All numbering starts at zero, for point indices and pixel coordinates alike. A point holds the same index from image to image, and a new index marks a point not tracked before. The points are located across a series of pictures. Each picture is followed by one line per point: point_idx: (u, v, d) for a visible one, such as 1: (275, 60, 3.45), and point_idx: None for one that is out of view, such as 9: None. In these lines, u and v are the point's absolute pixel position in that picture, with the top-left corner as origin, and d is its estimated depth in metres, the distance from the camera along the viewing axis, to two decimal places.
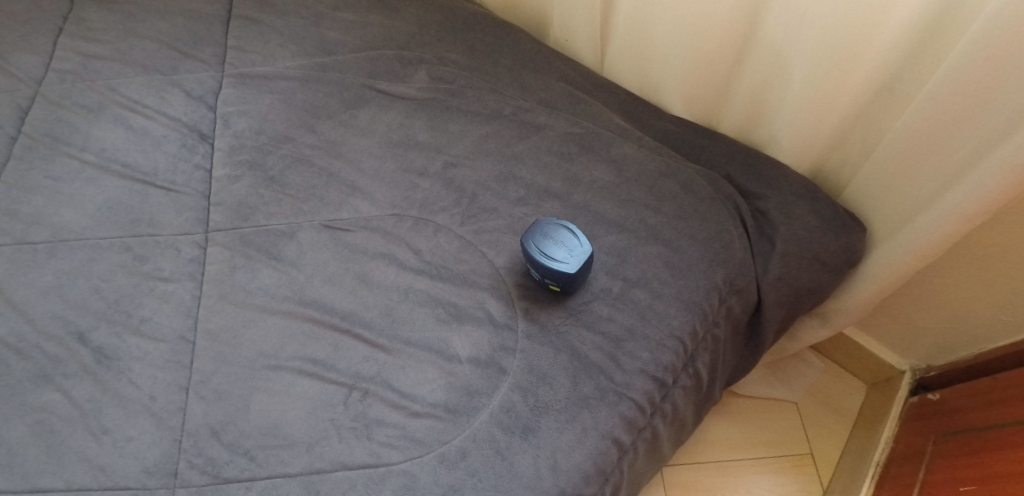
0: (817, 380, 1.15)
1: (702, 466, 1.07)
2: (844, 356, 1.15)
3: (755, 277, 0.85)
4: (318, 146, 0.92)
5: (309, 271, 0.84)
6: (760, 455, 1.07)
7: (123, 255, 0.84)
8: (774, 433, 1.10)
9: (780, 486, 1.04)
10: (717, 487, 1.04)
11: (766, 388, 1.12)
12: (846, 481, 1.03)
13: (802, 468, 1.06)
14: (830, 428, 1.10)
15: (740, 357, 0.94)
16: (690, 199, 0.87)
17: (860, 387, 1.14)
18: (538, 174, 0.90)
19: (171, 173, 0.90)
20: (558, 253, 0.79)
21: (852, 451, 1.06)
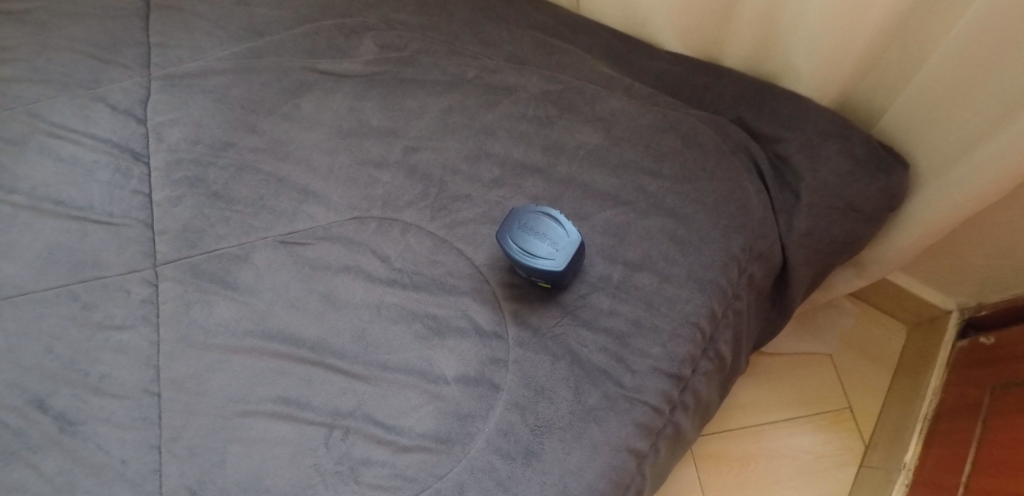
0: (852, 328, 1.06)
1: (734, 434, 1.00)
2: (882, 299, 1.06)
3: (779, 237, 0.73)
4: (261, 148, 0.81)
5: (268, 298, 0.75)
6: (793, 416, 1.01)
7: (71, 306, 0.77)
8: (808, 390, 1.02)
9: (818, 446, 0.98)
10: (750, 455, 0.98)
11: (796, 343, 1.04)
12: (890, 435, 0.96)
13: (840, 424, 1.00)
14: (868, 379, 1.03)
15: (768, 321, 0.82)
16: (695, 155, 0.74)
17: (900, 330, 1.06)
18: (513, 146, 0.77)
19: (109, 204, 0.81)
20: (542, 248, 0.67)
21: (894, 402, 0.99)
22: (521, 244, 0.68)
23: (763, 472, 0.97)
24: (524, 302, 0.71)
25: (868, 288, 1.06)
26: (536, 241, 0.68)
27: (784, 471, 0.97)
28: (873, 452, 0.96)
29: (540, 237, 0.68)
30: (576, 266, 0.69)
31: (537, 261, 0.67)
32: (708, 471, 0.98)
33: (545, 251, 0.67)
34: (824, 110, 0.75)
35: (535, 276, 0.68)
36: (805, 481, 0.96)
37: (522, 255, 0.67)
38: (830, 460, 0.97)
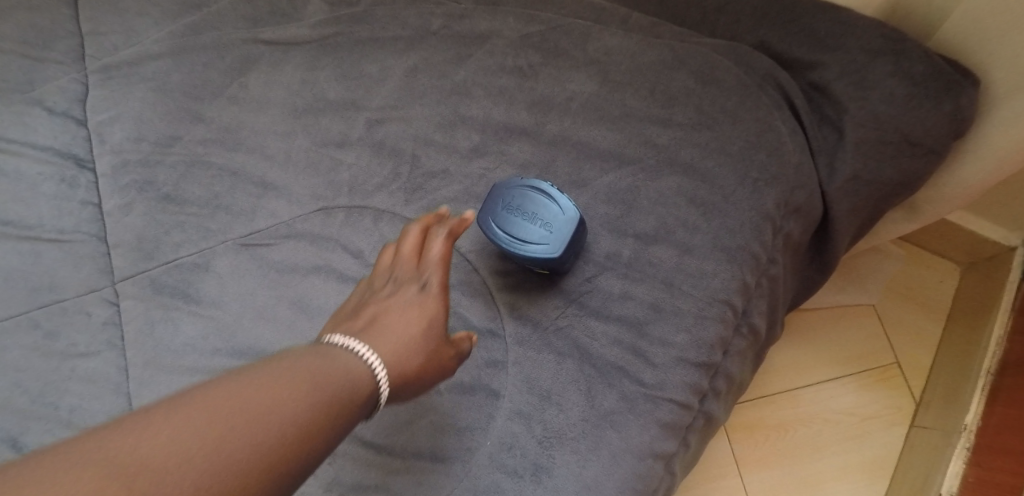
0: (898, 272, 0.94)
1: (769, 400, 0.89)
2: (930, 238, 0.93)
3: (818, 186, 0.61)
4: (211, 139, 0.71)
5: (235, 310, 0.65)
6: (834, 376, 0.89)
7: (32, 335, 0.67)
8: (851, 345, 0.91)
9: (863, 407, 0.88)
10: (788, 421, 0.88)
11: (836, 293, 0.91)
12: (945, 392, 0.85)
13: (887, 381, 0.89)
14: (917, 328, 0.91)
15: (806, 279, 0.70)
16: (712, 94, 0.61)
17: (951, 270, 0.93)
18: (493, 106, 0.65)
19: (58, 219, 0.71)
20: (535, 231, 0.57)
21: (948, 354, 0.88)
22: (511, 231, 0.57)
23: (801, 439, 0.87)
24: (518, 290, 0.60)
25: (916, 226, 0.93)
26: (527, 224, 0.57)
27: (826, 437, 0.86)
28: (926, 410, 0.86)
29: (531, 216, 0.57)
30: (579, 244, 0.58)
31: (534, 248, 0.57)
32: (742, 443, 0.87)
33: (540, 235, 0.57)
34: (871, 23, 0.60)
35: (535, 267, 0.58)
36: (850, 447, 0.86)
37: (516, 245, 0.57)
38: (877, 421, 0.87)
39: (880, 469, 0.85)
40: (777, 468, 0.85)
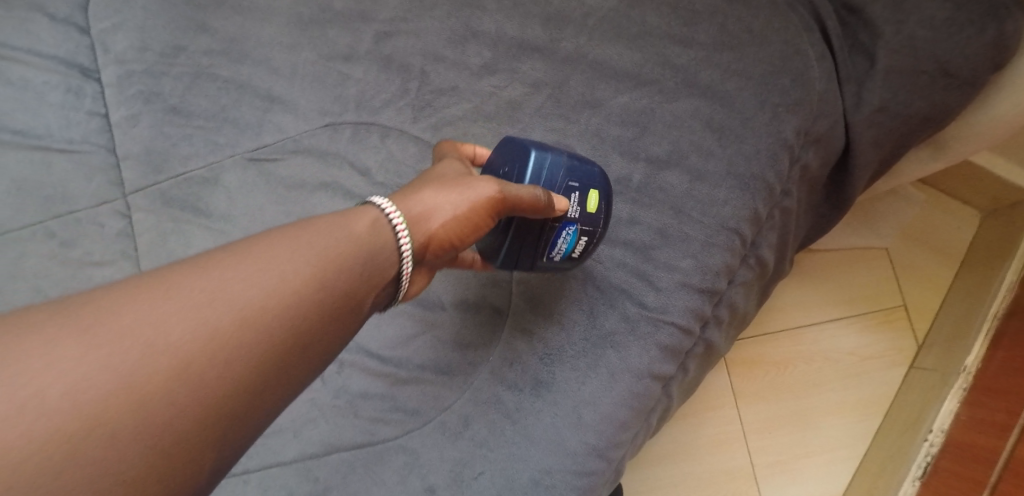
0: (915, 215, 0.88)
1: (770, 337, 0.87)
2: (952, 180, 0.86)
3: (843, 115, 0.58)
4: (215, 50, 0.70)
5: (244, 224, 0.65)
6: (838, 316, 0.87)
7: (48, 243, 0.69)
8: (862, 286, 0.87)
9: (864, 348, 0.86)
10: (788, 359, 0.86)
11: (848, 236, 0.87)
12: (948, 335, 0.83)
13: (891, 324, 0.86)
14: (929, 273, 0.87)
15: (818, 217, 0.68)
16: (739, 11, 0.58)
17: (972, 215, 0.87)
18: (505, 20, 0.62)
19: (67, 129, 0.72)
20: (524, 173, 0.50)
21: (959, 300, 0.85)
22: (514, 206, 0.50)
23: (798, 376, 0.86)
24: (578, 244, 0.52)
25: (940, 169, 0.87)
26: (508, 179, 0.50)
27: (824, 374, 0.85)
28: (928, 353, 0.84)
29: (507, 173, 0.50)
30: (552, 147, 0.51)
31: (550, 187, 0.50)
32: (739, 377, 0.86)
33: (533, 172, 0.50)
34: None
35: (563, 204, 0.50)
36: (848, 385, 0.85)
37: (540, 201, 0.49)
38: (880, 361, 0.85)
39: (875, 408, 0.84)
40: (773, 401, 0.85)
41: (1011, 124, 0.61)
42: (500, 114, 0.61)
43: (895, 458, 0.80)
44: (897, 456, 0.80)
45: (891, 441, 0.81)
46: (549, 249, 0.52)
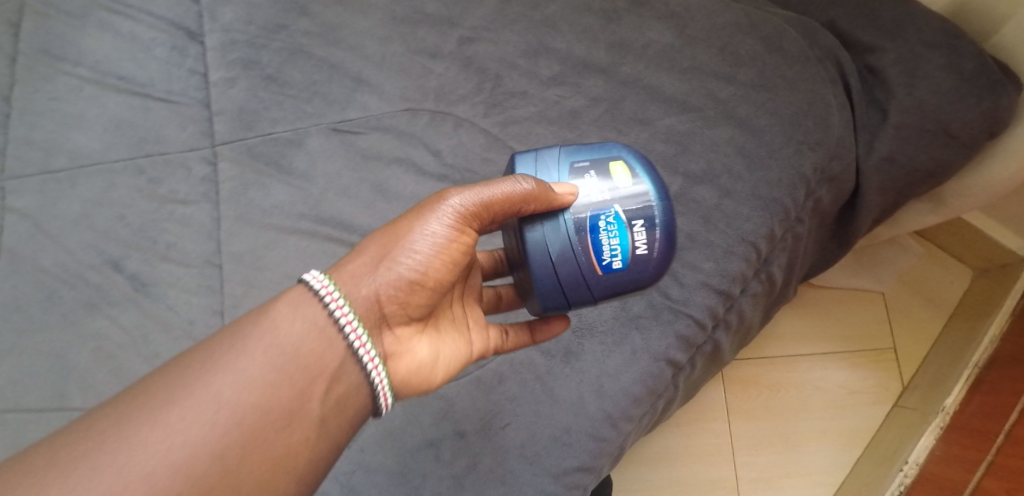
0: (912, 265, 0.97)
1: (767, 361, 0.95)
2: (949, 238, 0.95)
3: (855, 160, 0.69)
4: (313, 32, 0.79)
5: (321, 184, 0.74)
6: (830, 350, 0.95)
7: (138, 179, 0.78)
8: (855, 325, 0.96)
9: (851, 382, 0.94)
10: (783, 384, 0.94)
11: (848, 276, 0.96)
12: (932, 379, 0.91)
13: (879, 363, 0.94)
14: (919, 321, 0.95)
15: (824, 251, 0.79)
16: (776, 61, 0.68)
17: (964, 272, 0.96)
18: (576, 41, 0.72)
19: (168, 82, 0.81)
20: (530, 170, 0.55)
21: (944, 347, 0.92)
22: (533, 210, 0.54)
23: (789, 400, 0.94)
24: (633, 224, 0.53)
25: (940, 227, 0.95)
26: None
27: (814, 402, 0.93)
28: (911, 393, 0.92)
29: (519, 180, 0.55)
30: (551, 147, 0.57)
31: (555, 172, 0.55)
32: (736, 394, 0.94)
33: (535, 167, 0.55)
34: (937, 18, 0.67)
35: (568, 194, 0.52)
36: (835, 415, 0.93)
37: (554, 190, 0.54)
38: (864, 397, 0.93)
39: (857, 438, 0.92)
40: (763, 421, 0.93)
41: (1001, 186, 0.71)
42: (561, 120, 0.71)
43: (869, 485, 0.87)
44: (873, 484, 0.86)
45: (869, 471, 0.88)
46: (601, 252, 0.52)
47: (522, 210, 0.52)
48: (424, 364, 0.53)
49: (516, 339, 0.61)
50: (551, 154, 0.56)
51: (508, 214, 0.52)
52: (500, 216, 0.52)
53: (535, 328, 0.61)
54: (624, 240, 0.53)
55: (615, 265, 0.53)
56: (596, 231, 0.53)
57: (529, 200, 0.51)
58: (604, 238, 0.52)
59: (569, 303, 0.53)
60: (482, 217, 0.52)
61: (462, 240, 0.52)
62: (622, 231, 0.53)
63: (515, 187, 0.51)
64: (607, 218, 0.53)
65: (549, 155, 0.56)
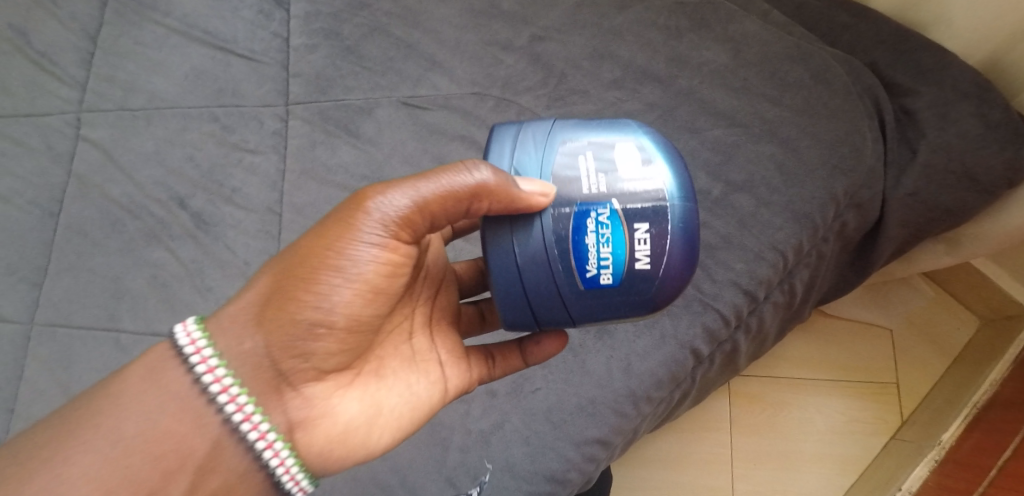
0: (921, 308, 1.01)
1: (773, 381, 1.00)
2: (959, 286, 0.99)
3: (882, 191, 0.75)
4: (395, 13, 0.85)
5: (386, 150, 0.79)
6: (834, 378, 1.00)
7: (211, 125, 0.83)
8: (860, 358, 1.00)
9: (851, 411, 0.98)
10: (785, 404, 0.99)
11: (858, 310, 1.01)
12: (930, 417, 0.95)
13: (880, 396, 0.99)
14: (923, 361, 0.99)
15: (841, 276, 0.85)
16: (820, 91, 0.74)
17: (970, 320, 1.00)
18: (638, 52, 0.79)
19: (250, 42, 0.86)
20: (521, 145, 0.55)
21: (944, 388, 0.96)
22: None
23: (790, 420, 0.98)
24: (635, 230, 0.52)
25: (950, 274, 0.99)
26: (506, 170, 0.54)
27: (814, 425, 0.98)
28: (909, 428, 0.96)
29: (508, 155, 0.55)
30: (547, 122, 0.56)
31: (546, 150, 0.54)
32: (740, 408, 0.99)
33: (526, 143, 0.55)
34: (969, 70, 0.74)
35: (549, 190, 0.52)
36: (832, 440, 0.97)
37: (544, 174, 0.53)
38: (862, 426, 0.97)
39: (852, 465, 0.96)
40: (763, 437, 0.97)
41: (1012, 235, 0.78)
42: (618, 119, 0.76)
43: None
44: None
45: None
46: (591, 260, 0.52)
47: (474, 207, 0.51)
48: (352, 421, 0.54)
49: (513, 365, 0.64)
50: (545, 130, 0.55)
51: (452, 210, 0.51)
52: (434, 215, 0.52)
53: (526, 351, 0.64)
54: (619, 246, 0.52)
55: (603, 279, 0.52)
56: (586, 234, 0.52)
57: (487, 196, 0.50)
58: (595, 242, 0.52)
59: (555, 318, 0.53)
60: (404, 226, 0.51)
61: (376, 264, 0.51)
62: (619, 234, 0.52)
63: (459, 182, 0.50)
64: (601, 219, 0.52)
65: (543, 130, 0.55)
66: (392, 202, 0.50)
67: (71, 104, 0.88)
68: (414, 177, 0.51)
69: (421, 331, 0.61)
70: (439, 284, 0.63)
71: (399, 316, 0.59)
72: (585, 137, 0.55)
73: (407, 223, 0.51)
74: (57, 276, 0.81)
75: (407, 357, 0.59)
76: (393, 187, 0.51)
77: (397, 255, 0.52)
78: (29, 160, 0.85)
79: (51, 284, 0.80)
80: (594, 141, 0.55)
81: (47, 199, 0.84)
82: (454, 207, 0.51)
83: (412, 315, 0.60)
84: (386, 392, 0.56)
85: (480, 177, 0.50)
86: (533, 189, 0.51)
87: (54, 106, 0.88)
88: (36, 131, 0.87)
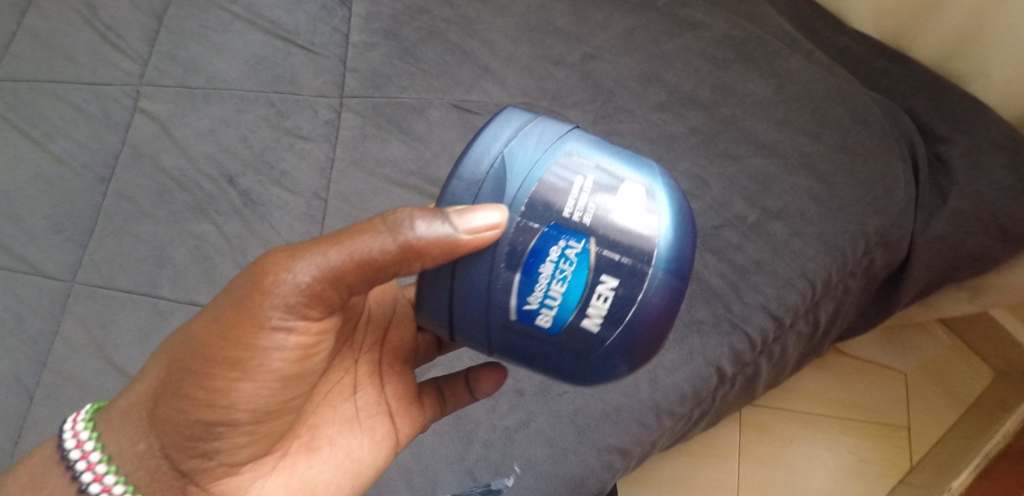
0: (936, 355, 1.03)
1: (784, 413, 1.02)
2: (977, 337, 1.01)
3: (911, 233, 0.77)
4: (453, 21, 0.88)
5: (434, 149, 0.82)
6: (845, 416, 1.01)
7: (267, 110, 0.87)
8: (873, 399, 1.02)
9: (861, 451, 0.99)
10: (795, 437, 1.00)
11: (873, 351, 1.03)
12: (940, 463, 0.95)
13: (890, 439, 1.00)
14: (936, 408, 1.01)
15: (863, 314, 0.88)
16: (858, 131, 0.77)
17: (985, 372, 1.01)
18: (685, 78, 0.82)
19: (311, 35, 0.89)
20: (519, 137, 0.52)
21: (956, 436, 0.97)
22: (496, 193, 0.50)
23: (798, 454, 0.99)
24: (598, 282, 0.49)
25: (967, 324, 1.00)
26: (497, 160, 0.51)
27: (822, 461, 0.99)
28: (918, 472, 0.96)
29: (504, 142, 0.52)
30: (556, 123, 0.54)
31: (544, 151, 0.51)
32: (750, 437, 1.00)
33: (527, 137, 0.52)
34: (1003, 124, 0.77)
35: (523, 207, 0.49)
36: (839, 478, 0.98)
37: (530, 181, 0.50)
38: (870, 467, 0.98)
39: None
40: (771, 468, 0.98)
41: None
42: (660, 140, 0.79)
43: None
44: None
45: None
46: (541, 296, 0.49)
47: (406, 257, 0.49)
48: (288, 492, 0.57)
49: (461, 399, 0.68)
50: (553, 132, 0.53)
51: (373, 272, 0.50)
52: (342, 287, 0.51)
53: (472, 389, 0.68)
54: (576, 290, 0.49)
55: (542, 317, 0.50)
56: (546, 265, 0.49)
57: (424, 245, 0.48)
58: (553, 276, 0.49)
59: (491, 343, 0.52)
60: (304, 307, 0.51)
61: (272, 352, 0.51)
62: (580, 277, 0.49)
63: (379, 244, 0.49)
64: (567, 253, 0.49)
65: (549, 131, 0.53)
66: (287, 285, 0.50)
67: (132, 77, 0.91)
68: (319, 243, 0.51)
69: (366, 384, 0.64)
70: (387, 328, 0.66)
71: (338, 373, 0.63)
72: (592, 158, 0.52)
73: (305, 304, 0.51)
74: (102, 239, 0.84)
75: (340, 421, 0.61)
76: (286, 268, 0.50)
77: (298, 336, 0.52)
78: (87, 126, 0.90)
79: (95, 245, 0.84)
80: (602, 166, 0.52)
81: (100, 164, 0.88)
82: (384, 264, 0.50)
83: (354, 368, 0.64)
84: (309, 467, 0.58)
85: (412, 225, 0.48)
86: (484, 218, 0.47)
87: (116, 77, 0.92)
88: (96, 100, 0.91)
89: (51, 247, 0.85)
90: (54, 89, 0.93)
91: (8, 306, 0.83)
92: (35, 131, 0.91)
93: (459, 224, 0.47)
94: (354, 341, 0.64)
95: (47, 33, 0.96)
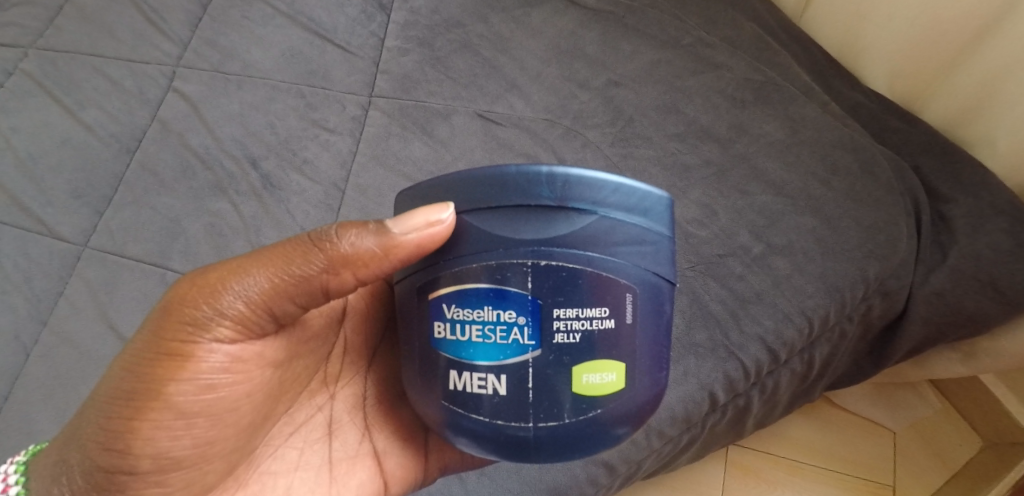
0: (926, 418, 1.04)
1: (771, 458, 1.03)
2: (968, 404, 1.01)
3: (911, 286, 0.79)
4: (485, 37, 0.92)
5: (455, 153, 0.84)
6: (832, 468, 1.02)
7: (297, 101, 0.89)
8: (862, 454, 1.03)
9: None
10: (780, 483, 1.01)
11: (866, 405, 1.04)
12: None
13: None
14: (923, 471, 1.01)
15: (857, 363, 0.89)
16: (865, 181, 0.80)
17: (974, 441, 1.01)
18: (703, 113, 0.85)
19: (349, 35, 0.93)
20: (632, 222, 0.48)
21: None
22: (550, 229, 0.46)
23: None
24: (492, 371, 0.47)
25: (959, 388, 1.01)
26: (589, 217, 0.47)
27: None
28: None
29: (621, 208, 0.47)
30: (666, 258, 0.49)
31: (620, 250, 0.47)
32: (735, 478, 1.01)
33: (631, 235, 0.47)
34: (1005, 191, 0.79)
35: (544, 265, 0.46)
36: None
37: (570, 257, 0.46)
38: None
39: None
40: None
41: None
42: (674, 168, 0.82)
43: None
44: None
45: None
46: (456, 319, 0.47)
47: (334, 257, 0.52)
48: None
49: (448, 464, 0.65)
50: (654, 256, 0.48)
51: (298, 279, 0.52)
52: (261, 303, 0.53)
53: None
54: (479, 353, 0.47)
55: (442, 322, 0.48)
56: (496, 314, 0.46)
57: (360, 247, 0.52)
58: (489, 323, 0.46)
59: (439, 406, 0.49)
60: (212, 326, 0.52)
61: (174, 384, 0.52)
62: (495, 351, 0.46)
63: (304, 256, 0.52)
64: (512, 331, 0.46)
65: (650, 250, 0.48)
66: (193, 302, 0.52)
67: (170, 58, 0.94)
68: (233, 272, 0.53)
69: (343, 421, 0.64)
70: (371, 353, 0.65)
71: (309, 411, 0.64)
72: (647, 307, 0.47)
73: (215, 325, 0.52)
74: (119, 207, 0.86)
75: (302, 469, 0.62)
76: (196, 290, 0.53)
77: (209, 363, 0.53)
78: (120, 99, 0.92)
79: (112, 212, 0.85)
80: (643, 325, 0.47)
81: (127, 136, 0.90)
82: (310, 264, 0.52)
83: (327, 405, 0.64)
84: None
85: (339, 234, 0.52)
86: (426, 220, 0.48)
87: (153, 56, 0.95)
88: (132, 76, 0.94)
89: (68, 211, 0.86)
90: (92, 61, 0.96)
91: (16, 264, 0.84)
92: (69, 99, 0.93)
93: (402, 226, 0.49)
94: (326, 375, 0.65)
95: (94, 11, 0.99)
